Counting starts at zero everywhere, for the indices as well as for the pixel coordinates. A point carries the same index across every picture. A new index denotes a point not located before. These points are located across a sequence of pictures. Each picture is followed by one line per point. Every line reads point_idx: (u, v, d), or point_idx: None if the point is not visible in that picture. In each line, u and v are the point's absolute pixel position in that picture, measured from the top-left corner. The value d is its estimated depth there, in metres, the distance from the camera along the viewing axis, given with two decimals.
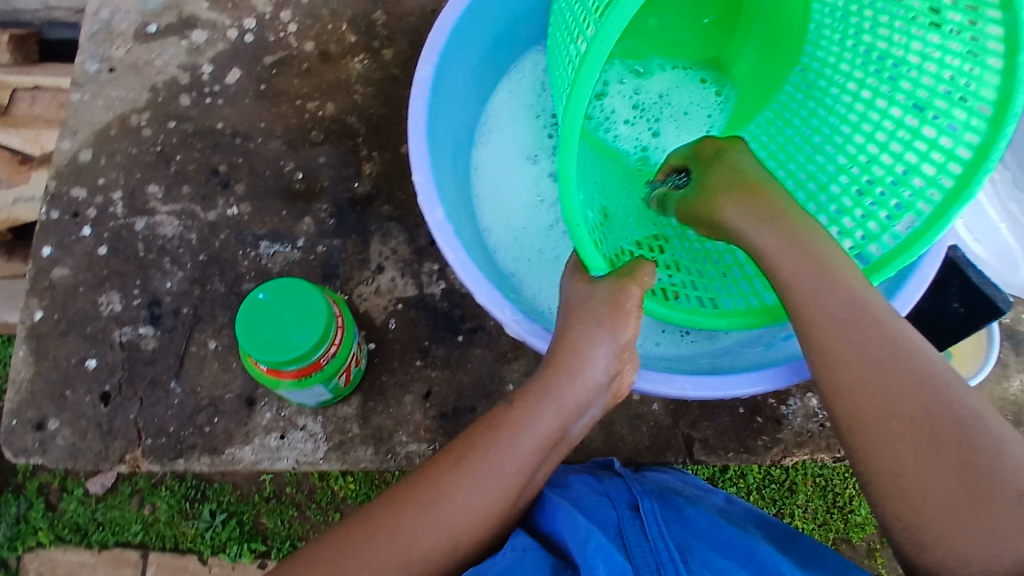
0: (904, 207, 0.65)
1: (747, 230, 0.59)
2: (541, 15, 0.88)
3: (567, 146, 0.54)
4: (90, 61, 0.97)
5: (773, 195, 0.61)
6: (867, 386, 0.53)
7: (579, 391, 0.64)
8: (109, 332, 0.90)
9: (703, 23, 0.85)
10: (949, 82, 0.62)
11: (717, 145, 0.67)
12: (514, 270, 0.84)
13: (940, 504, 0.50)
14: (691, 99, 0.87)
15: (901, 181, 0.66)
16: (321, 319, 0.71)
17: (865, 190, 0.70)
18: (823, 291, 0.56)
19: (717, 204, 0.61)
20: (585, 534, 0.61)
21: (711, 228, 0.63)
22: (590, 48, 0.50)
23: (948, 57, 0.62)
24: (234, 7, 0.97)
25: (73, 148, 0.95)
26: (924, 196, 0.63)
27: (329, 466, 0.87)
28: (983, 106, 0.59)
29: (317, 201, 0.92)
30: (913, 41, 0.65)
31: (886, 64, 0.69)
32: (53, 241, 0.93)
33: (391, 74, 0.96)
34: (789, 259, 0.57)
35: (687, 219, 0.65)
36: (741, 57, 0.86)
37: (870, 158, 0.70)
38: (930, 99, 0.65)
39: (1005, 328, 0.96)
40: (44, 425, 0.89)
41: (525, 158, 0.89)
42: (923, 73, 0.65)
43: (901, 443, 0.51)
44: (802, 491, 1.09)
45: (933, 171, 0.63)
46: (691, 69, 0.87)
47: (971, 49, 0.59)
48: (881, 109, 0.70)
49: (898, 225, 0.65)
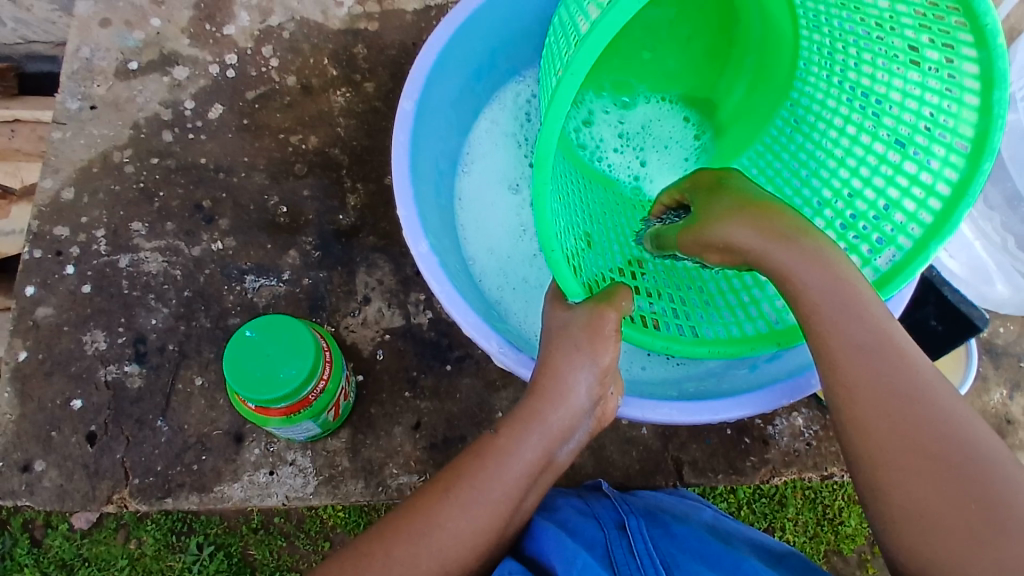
0: (886, 240, 0.68)
1: (768, 250, 0.57)
2: (521, 46, 0.89)
3: (543, 166, 0.55)
4: (70, 99, 0.97)
5: (786, 215, 0.58)
6: (883, 410, 0.55)
7: (563, 414, 0.63)
8: (94, 371, 0.90)
9: (694, 58, 0.86)
10: (929, 118, 0.65)
11: (715, 174, 0.64)
12: (499, 298, 0.85)
13: (944, 523, 0.53)
14: (672, 135, 0.90)
15: (883, 215, 0.69)
16: (308, 355, 0.71)
17: (850, 224, 0.72)
18: (852, 316, 0.56)
19: (727, 224, 0.58)
20: (572, 554, 0.63)
21: (722, 254, 0.59)
22: (561, 82, 0.51)
23: (927, 94, 0.65)
24: (215, 43, 0.98)
25: (55, 187, 0.95)
26: (905, 230, 0.66)
27: (319, 500, 0.87)
28: (961, 143, 0.62)
29: (302, 233, 0.92)
30: (894, 78, 0.68)
31: (869, 99, 0.71)
32: (36, 281, 0.92)
33: (373, 106, 0.97)
34: (820, 280, 0.56)
35: (690, 248, 0.61)
36: (731, 93, 0.88)
37: (854, 192, 0.73)
38: (911, 135, 0.68)
39: (983, 341, 0.97)
40: (30, 467, 0.88)
41: (507, 186, 0.90)
42: (904, 110, 0.68)
43: (907, 468, 0.54)
44: (791, 504, 1.10)
45: (913, 207, 0.66)
46: (677, 105, 0.89)
47: (949, 86, 0.62)
48: (865, 145, 0.72)
49: (879, 259, 0.68)
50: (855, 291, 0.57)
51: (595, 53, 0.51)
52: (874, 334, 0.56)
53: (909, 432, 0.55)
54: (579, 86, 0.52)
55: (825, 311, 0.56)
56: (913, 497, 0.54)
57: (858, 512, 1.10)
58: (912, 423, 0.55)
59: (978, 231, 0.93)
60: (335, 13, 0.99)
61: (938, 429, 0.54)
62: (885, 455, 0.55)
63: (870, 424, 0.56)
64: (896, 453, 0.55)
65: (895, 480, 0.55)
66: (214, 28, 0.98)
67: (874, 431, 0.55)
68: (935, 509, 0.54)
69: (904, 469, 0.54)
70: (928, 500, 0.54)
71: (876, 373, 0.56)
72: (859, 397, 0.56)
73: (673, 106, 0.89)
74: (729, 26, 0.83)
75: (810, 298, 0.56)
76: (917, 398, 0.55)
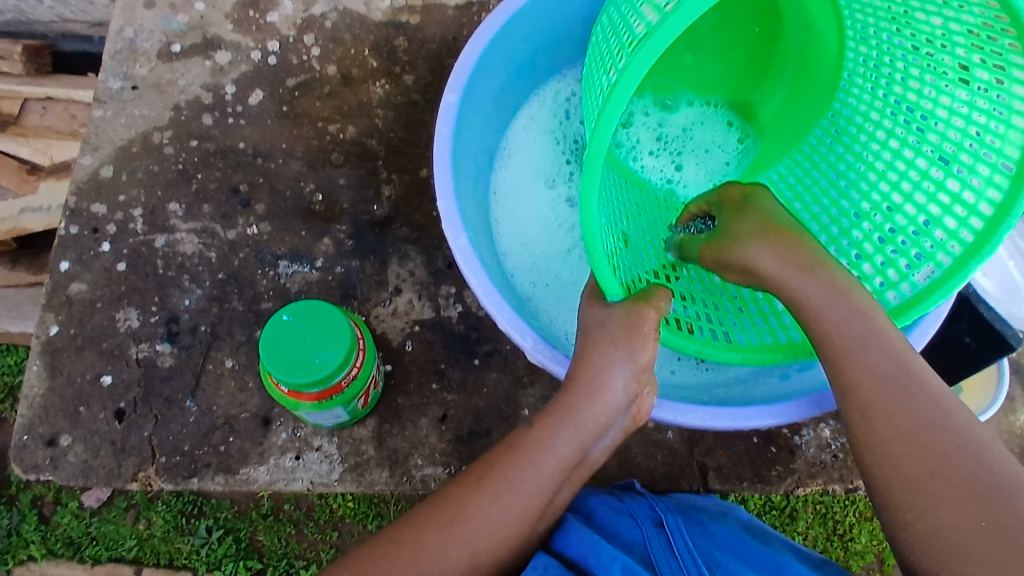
0: (925, 257, 0.67)
1: (789, 279, 0.58)
2: (562, 46, 0.89)
3: (592, 169, 0.55)
4: (112, 79, 0.98)
5: (809, 244, 0.59)
6: (904, 438, 0.55)
7: (599, 411, 0.63)
8: (126, 348, 0.90)
9: (738, 66, 0.87)
10: (975, 138, 0.65)
11: (743, 190, 0.64)
12: (531, 294, 0.85)
13: (964, 553, 0.52)
14: (713, 138, 0.90)
15: (923, 231, 0.68)
16: (344, 342, 0.71)
17: (887, 238, 0.71)
18: (870, 342, 0.56)
19: (749, 245, 0.59)
20: (611, 557, 0.63)
21: (745, 276, 0.60)
22: (618, 81, 0.51)
23: (975, 113, 0.65)
24: (258, 30, 0.99)
25: (94, 165, 0.96)
26: (944, 247, 0.65)
27: (343, 488, 0.87)
28: (1005, 164, 0.62)
29: (336, 222, 0.93)
30: (942, 95, 0.68)
31: (915, 115, 0.71)
32: (71, 257, 0.93)
33: (412, 98, 0.97)
34: (833, 302, 0.57)
35: (711, 265, 0.62)
36: (770, 103, 0.88)
37: (894, 206, 0.72)
38: (956, 153, 0.67)
39: (1012, 361, 0.97)
40: (56, 441, 0.89)
41: (543, 182, 0.91)
42: (949, 127, 0.68)
43: (932, 496, 0.53)
44: (802, 517, 1.10)
45: (953, 225, 0.65)
46: (720, 109, 0.90)
47: (995, 107, 0.63)
48: (908, 159, 0.72)
49: (917, 275, 0.67)
50: (871, 313, 0.57)
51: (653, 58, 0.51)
52: (894, 359, 0.56)
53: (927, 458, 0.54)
54: (636, 87, 0.52)
55: (841, 333, 0.56)
56: (933, 525, 0.53)
57: (869, 528, 1.10)
58: (932, 449, 0.54)
59: (1013, 251, 0.94)
60: (378, 5, 1.00)
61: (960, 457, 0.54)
62: (903, 479, 0.54)
63: (888, 449, 0.55)
64: (914, 479, 0.54)
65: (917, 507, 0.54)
66: (257, 15, 0.99)
67: (891, 456, 0.55)
68: (955, 538, 0.53)
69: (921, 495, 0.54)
70: (949, 529, 0.53)
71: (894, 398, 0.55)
72: (877, 421, 0.55)
73: (716, 110, 0.90)
74: (775, 34, 0.84)
75: (825, 316, 0.57)
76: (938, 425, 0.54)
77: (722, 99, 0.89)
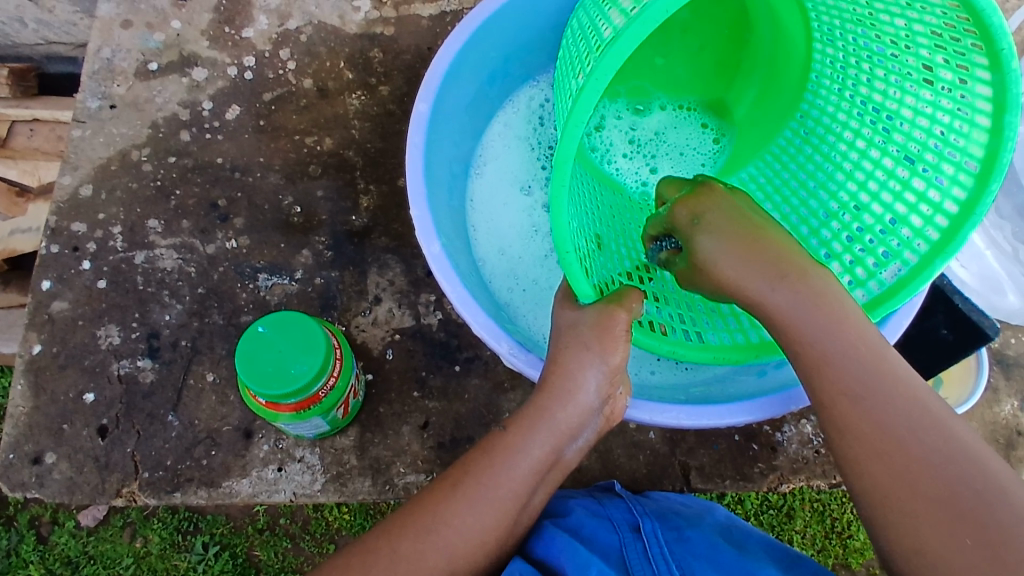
0: (892, 254, 0.68)
1: (762, 291, 0.56)
2: (534, 53, 0.90)
3: (561, 171, 0.55)
4: (91, 98, 0.99)
5: (777, 240, 0.58)
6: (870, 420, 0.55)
7: (572, 413, 0.63)
8: (107, 365, 0.91)
9: (707, 67, 0.87)
10: (939, 136, 0.65)
11: (692, 212, 0.59)
12: (509, 300, 0.85)
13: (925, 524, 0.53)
14: (687, 141, 0.90)
15: (890, 230, 0.69)
16: (319, 352, 0.72)
17: (856, 237, 0.72)
18: (828, 332, 0.55)
19: (711, 263, 0.58)
20: (586, 564, 0.63)
21: (717, 292, 0.59)
22: (583, 87, 0.51)
23: (938, 112, 0.65)
24: (234, 46, 1.00)
25: (73, 184, 0.96)
26: (911, 245, 0.67)
27: (326, 497, 0.87)
28: (970, 163, 0.62)
29: (315, 233, 0.94)
30: (906, 95, 0.68)
31: (881, 115, 0.71)
32: (52, 275, 0.93)
33: (388, 109, 0.98)
34: (804, 310, 0.56)
35: (687, 284, 0.61)
36: (743, 99, 0.88)
37: (861, 205, 0.72)
38: (920, 152, 0.67)
39: (994, 352, 0.97)
40: (41, 458, 0.89)
41: (519, 188, 0.91)
42: (914, 127, 0.68)
43: (890, 474, 0.54)
44: (800, 516, 1.09)
45: (920, 223, 0.66)
46: (693, 110, 0.90)
47: (960, 106, 0.62)
48: (875, 159, 0.72)
49: (885, 272, 0.68)
50: (851, 327, 0.56)
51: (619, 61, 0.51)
52: (876, 368, 0.55)
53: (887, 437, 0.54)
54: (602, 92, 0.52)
55: (818, 352, 0.56)
56: (914, 533, 0.53)
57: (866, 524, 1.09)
58: (910, 454, 0.53)
59: (990, 241, 0.91)
60: (352, 17, 1.00)
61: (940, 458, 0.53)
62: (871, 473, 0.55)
63: (865, 461, 0.55)
64: (894, 488, 0.54)
65: (875, 482, 0.55)
66: (233, 31, 1.00)
67: (868, 465, 0.55)
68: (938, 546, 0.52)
69: (901, 505, 0.53)
70: (928, 535, 0.53)
71: (872, 408, 0.54)
72: (849, 432, 0.55)
73: (690, 114, 0.90)
74: (744, 38, 0.84)
75: (795, 326, 0.56)
76: (918, 428, 0.54)
77: (695, 100, 0.90)
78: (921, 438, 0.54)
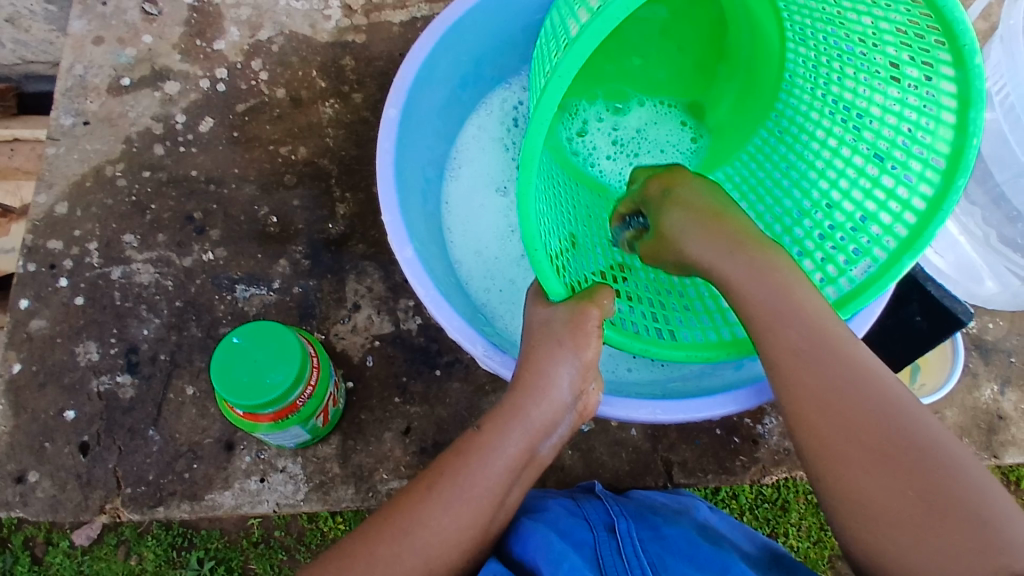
0: (861, 252, 0.67)
1: (721, 260, 0.57)
2: (505, 55, 0.90)
3: (528, 167, 0.55)
4: (65, 116, 0.99)
5: (739, 222, 0.59)
6: (834, 412, 0.54)
7: (546, 410, 0.64)
8: (86, 382, 0.90)
9: (684, 74, 0.88)
10: (907, 134, 0.65)
11: (661, 184, 0.62)
12: (485, 301, 0.85)
13: (895, 519, 0.51)
14: (667, 137, 0.90)
15: (860, 227, 0.68)
16: (295, 361, 0.72)
17: (827, 235, 0.71)
18: (786, 316, 0.56)
19: (676, 235, 0.59)
20: (559, 558, 0.62)
21: (680, 265, 0.61)
22: (547, 85, 0.51)
23: (906, 110, 0.65)
24: (206, 58, 1.00)
25: (49, 202, 0.96)
26: (880, 242, 0.65)
27: (310, 507, 0.88)
28: (937, 160, 0.61)
29: (292, 242, 0.94)
30: (875, 94, 0.68)
31: (851, 113, 0.71)
32: (30, 294, 0.93)
33: (362, 116, 0.98)
34: (777, 300, 0.56)
35: (651, 257, 0.63)
36: (718, 108, 0.89)
37: (833, 203, 0.72)
38: (890, 149, 0.67)
39: (972, 338, 0.97)
40: (24, 477, 0.89)
41: (493, 190, 0.91)
42: (883, 125, 0.68)
43: (860, 472, 0.52)
44: (795, 509, 0.94)
45: (888, 221, 0.65)
46: (673, 107, 0.90)
47: (926, 103, 0.62)
48: (845, 157, 0.72)
49: (855, 269, 0.67)
50: (823, 328, 0.55)
51: (584, 57, 0.50)
52: (852, 365, 0.54)
53: (855, 432, 0.53)
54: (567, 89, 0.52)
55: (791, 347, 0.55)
56: (884, 532, 0.52)
57: None
58: (886, 442, 0.52)
59: (963, 227, 0.91)
60: (323, 26, 1.01)
61: (914, 453, 0.51)
62: (836, 470, 0.53)
63: (835, 451, 0.53)
64: (863, 485, 0.52)
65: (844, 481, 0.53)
66: (205, 43, 1.00)
67: (839, 462, 0.53)
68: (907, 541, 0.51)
69: (873, 494, 0.52)
70: (898, 535, 0.51)
71: (852, 395, 0.53)
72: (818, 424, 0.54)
73: (671, 110, 0.90)
74: (721, 47, 0.84)
75: (774, 319, 0.56)
76: (890, 426, 0.52)
77: (676, 100, 0.90)
78: (892, 430, 0.52)
